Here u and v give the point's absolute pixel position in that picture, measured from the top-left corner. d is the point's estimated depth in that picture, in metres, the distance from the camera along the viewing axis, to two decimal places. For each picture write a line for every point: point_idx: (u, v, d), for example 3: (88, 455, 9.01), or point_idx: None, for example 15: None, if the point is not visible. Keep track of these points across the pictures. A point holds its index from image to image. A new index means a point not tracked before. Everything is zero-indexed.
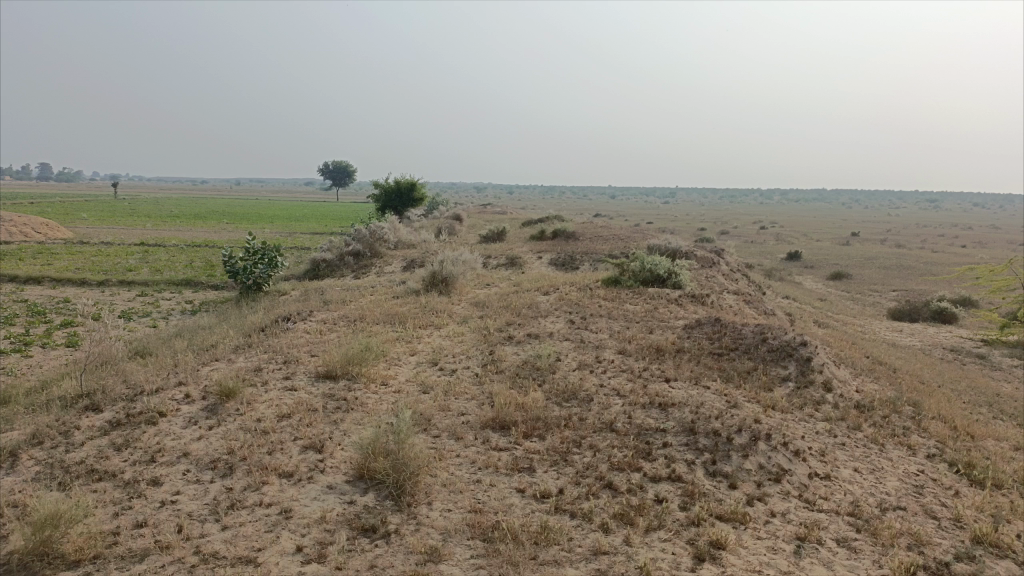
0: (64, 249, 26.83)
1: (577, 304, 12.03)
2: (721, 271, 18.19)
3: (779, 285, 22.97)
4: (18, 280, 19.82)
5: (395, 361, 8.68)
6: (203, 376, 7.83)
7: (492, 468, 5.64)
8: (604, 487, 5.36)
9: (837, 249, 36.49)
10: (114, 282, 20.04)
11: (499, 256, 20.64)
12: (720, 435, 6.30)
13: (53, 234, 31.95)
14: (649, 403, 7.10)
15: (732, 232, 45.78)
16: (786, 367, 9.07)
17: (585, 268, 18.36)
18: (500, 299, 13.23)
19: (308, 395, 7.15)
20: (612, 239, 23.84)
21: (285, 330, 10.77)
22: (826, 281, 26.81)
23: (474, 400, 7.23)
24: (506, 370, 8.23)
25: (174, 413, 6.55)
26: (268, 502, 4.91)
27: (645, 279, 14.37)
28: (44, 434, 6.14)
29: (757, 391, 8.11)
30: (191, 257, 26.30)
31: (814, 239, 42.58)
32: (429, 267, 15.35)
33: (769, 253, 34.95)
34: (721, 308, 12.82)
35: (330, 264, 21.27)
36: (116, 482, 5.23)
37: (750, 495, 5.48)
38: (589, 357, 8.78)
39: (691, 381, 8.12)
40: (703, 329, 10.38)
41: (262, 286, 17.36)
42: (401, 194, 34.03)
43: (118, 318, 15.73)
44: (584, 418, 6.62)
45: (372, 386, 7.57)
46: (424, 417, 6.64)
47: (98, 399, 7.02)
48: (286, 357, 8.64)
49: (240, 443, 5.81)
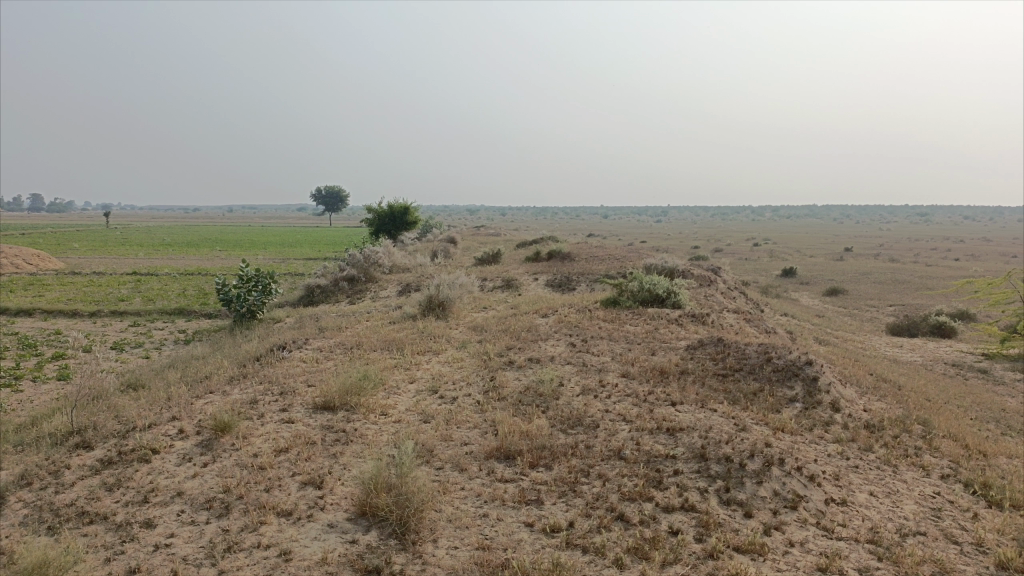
0: (56, 280, 26.61)
1: (577, 326, 11.88)
2: (719, 289, 18.09)
3: (777, 302, 22.88)
4: (8, 313, 19.56)
5: (394, 389, 8.49)
6: (197, 410, 7.63)
7: (498, 501, 5.44)
8: (616, 519, 5.17)
9: (832, 265, 36.47)
10: (106, 313, 19.81)
11: (495, 278, 20.50)
12: (731, 461, 6.12)
13: (44, 264, 31.69)
14: (656, 428, 6.92)
15: (726, 250, 45.80)
16: (792, 387, 8.91)
17: (582, 288, 18.24)
18: (498, 323, 13.06)
19: (306, 427, 6.95)
20: (608, 259, 23.71)
21: (281, 359, 10.56)
22: (823, 297, 26.74)
23: (477, 428, 7.04)
24: (508, 396, 8.04)
25: (167, 449, 6.33)
26: (267, 543, 4.70)
27: (644, 299, 14.24)
28: (32, 474, 5.90)
29: (765, 413, 7.94)
30: (185, 285, 26.06)
31: (808, 255, 42.62)
32: (426, 292, 15.19)
33: (764, 269, 34.90)
34: (722, 327, 12.67)
35: (325, 289, 21.10)
36: (107, 525, 5.00)
37: (767, 524, 5.30)
38: (592, 381, 8.61)
39: (697, 404, 7.95)
40: (706, 350, 10.23)
41: (256, 314, 17.16)
42: (395, 218, 33.93)
43: (110, 349, 15.50)
44: (591, 446, 6.44)
45: (372, 416, 7.37)
46: (426, 448, 6.44)
47: (90, 436, 6.80)
48: (282, 388, 8.44)
49: (236, 480, 5.60)
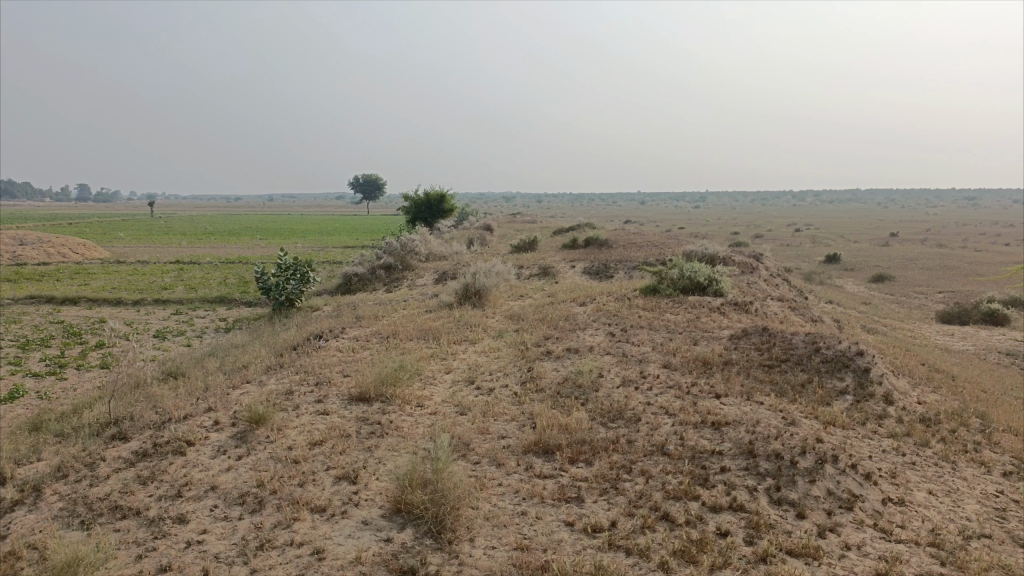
0: (102, 269, 27.11)
1: (616, 315, 11.61)
2: (761, 276, 17.63)
3: (820, 289, 22.29)
4: (55, 301, 19.92)
5: (430, 380, 8.35)
6: (233, 400, 7.57)
7: (537, 498, 5.25)
8: (661, 519, 4.95)
9: (878, 250, 35.41)
10: (149, 301, 20.08)
11: (531, 266, 20.27)
12: (781, 458, 5.84)
13: (90, 254, 32.30)
14: (701, 422, 6.66)
15: (766, 235, 44.86)
16: (842, 379, 8.55)
17: (620, 276, 17.93)
18: (535, 312, 12.85)
19: (341, 419, 6.84)
20: (646, 246, 23.32)
21: (317, 348, 10.50)
22: (869, 283, 25.98)
23: (514, 421, 6.85)
24: (546, 388, 7.84)
25: (202, 441, 6.27)
26: (300, 541, 4.58)
27: (685, 287, 13.89)
28: (68, 466, 5.89)
29: (814, 406, 7.61)
30: (226, 274, 26.33)
31: (852, 240, 41.54)
32: (462, 280, 15.04)
33: (806, 255, 34.09)
34: (765, 315, 12.28)
35: (362, 277, 21.11)
36: (140, 520, 4.93)
37: (821, 525, 5.02)
38: (633, 372, 8.36)
39: (743, 397, 7.65)
40: (751, 340, 9.89)
41: (294, 302, 17.19)
42: (431, 206, 33.86)
43: (152, 338, 15.67)
44: (632, 441, 6.20)
45: (407, 408, 7.24)
46: (463, 442, 6.28)
47: (126, 427, 6.78)
48: (318, 378, 8.36)
49: (270, 474, 5.50)
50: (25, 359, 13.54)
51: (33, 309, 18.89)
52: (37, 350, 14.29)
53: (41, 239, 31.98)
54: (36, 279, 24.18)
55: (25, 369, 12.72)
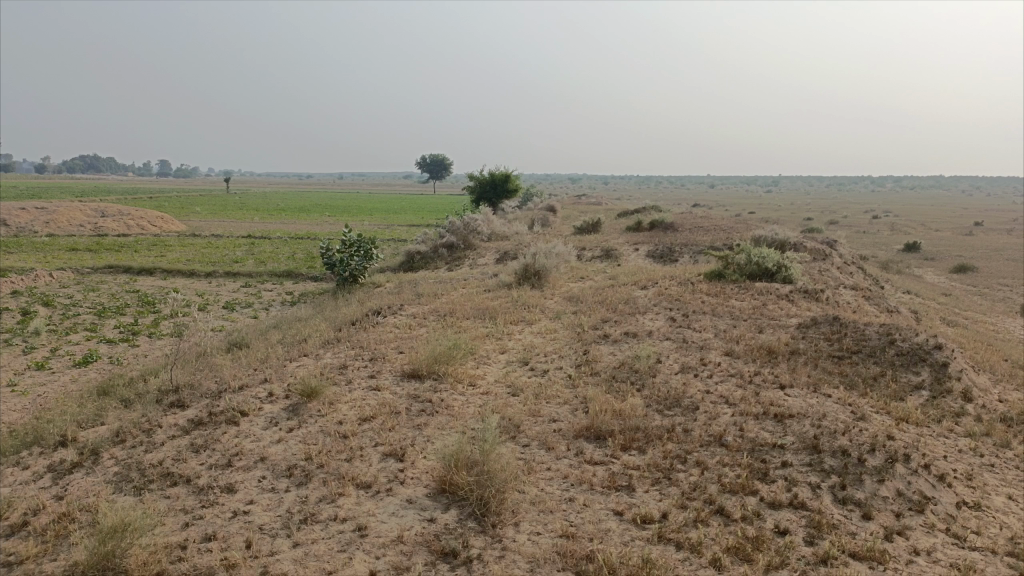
0: (177, 241, 28.02)
1: (678, 300, 11.27)
2: (834, 263, 16.91)
3: (898, 279, 21.30)
4: (131, 271, 20.66)
5: (484, 359, 8.25)
6: (289, 372, 7.64)
7: (586, 485, 5.08)
8: (715, 513, 4.72)
9: (961, 240, 33.64)
10: (220, 273, 20.64)
11: (594, 247, 19.95)
12: (849, 455, 5.51)
13: (167, 226, 33.45)
14: (763, 413, 6.37)
15: (841, 221, 43.18)
16: (918, 374, 8.06)
17: (684, 259, 17.50)
18: (595, 294, 12.60)
19: (392, 396, 6.80)
20: (713, 230, 22.69)
21: (375, 324, 10.53)
22: (949, 274, 24.67)
23: (568, 405, 6.69)
24: (602, 372, 7.64)
25: (255, 412, 6.33)
26: (343, 517, 4.54)
27: (752, 273, 13.41)
28: (126, 432, 6.06)
29: (886, 402, 7.20)
30: (294, 249, 26.89)
31: (934, 228, 39.61)
32: (522, 260, 14.91)
33: (882, 243, 32.63)
34: (837, 305, 11.72)
35: (425, 255, 21.21)
36: (190, 488, 5.01)
37: (889, 528, 4.71)
38: (692, 359, 8.07)
39: (809, 389, 7.30)
40: (820, 329, 9.45)
41: (358, 278, 17.35)
42: (496, 186, 33.76)
43: (221, 309, 16.07)
44: (689, 430, 5.96)
45: (459, 387, 7.16)
46: (513, 423, 6.16)
47: (185, 395, 6.93)
48: (373, 353, 8.37)
49: (318, 448, 5.49)
50: (100, 325, 14.06)
51: (111, 278, 19.64)
52: (112, 317, 14.82)
53: (122, 211, 33.26)
54: (115, 250, 25.18)
55: (100, 335, 13.21)
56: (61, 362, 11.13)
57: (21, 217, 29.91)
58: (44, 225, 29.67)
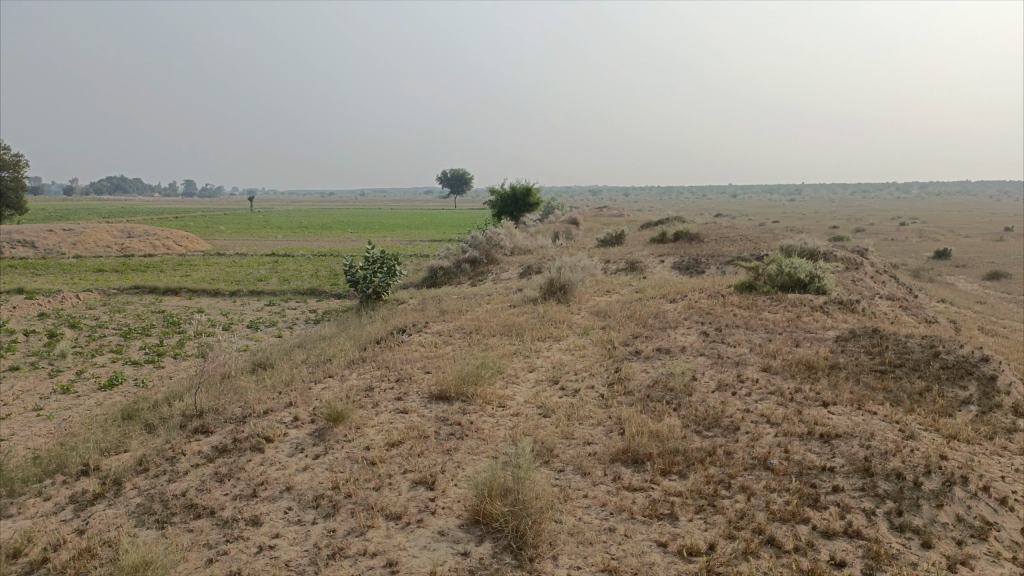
0: (202, 260, 28.18)
1: (709, 313, 10.99)
2: (866, 272, 16.51)
3: (931, 287, 20.80)
4: (157, 292, 20.75)
5: (513, 378, 8.04)
6: (314, 395, 7.47)
7: (626, 514, 4.83)
8: (765, 543, 4.45)
9: (992, 246, 32.89)
10: (245, 292, 20.64)
11: (619, 260, 19.70)
12: (903, 479, 5.20)
13: (192, 246, 33.69)
14: (808, 433, 6.07)
15: (868, 229, 42.48)
16: (965, 388, 7.70)
17: (711, 271, 17.19)
18: (623, 308, 12.34)
19: (420, 419, 6.60)
20: (739, 240, 22.33)
21: (400, 343, 10.35)
22: (983, 281, 24.08)
23: (602, 426, 6.44)
24: (635, 390, 7.38)
25: (281, 437, 6.16)
26: (373, 551, 4.33)
27: (783, 284, 13.08)
28: (150, 461, 5.94)
29: (934, 418, 6.86)
30: (317, 266, 26.90)
31: (963, 235, 38.80)
32: (547, 275, 14.71)
33: (912, 251, 31.99)
34: (873, 316, 11.36)
35: (447, 271, 21.08)
36: (215, 520, 4.85)
37: (953, 558, 4.39)
38: (729, 376, 7.78)
39: (853, 406, 6.99)
40: (859, 342, 9.11)
41: (381, 295, 17.23)
42: (517, 200, 33.66)
43: (245, 328, 16.03)
44: (731, 452, 5.69)
45: (488, 408, 6.95)
46: (546, 447, 5.93)
47: (209, 421, 6.79)
48: (399, 374, 8.19)
49: (346, 476, 5.29)
50: (126, 347, 14.04)
51: (137, 298, 19.73)
52: (137, 339, 14.81)
53: (148, 232, 33.58)
54: (142, 270, 25.38)
55: (125, 357, 13.18)
56: (87, 385, 11.08)
57: (50, 238, 30.28)
58: (72, 247, 30.01)
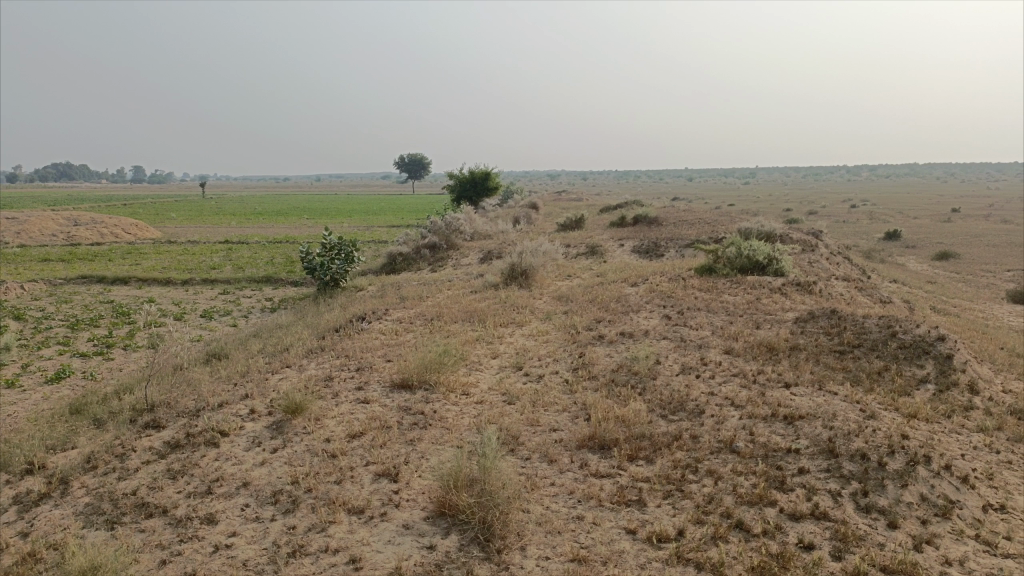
0: (153, 249, 27.37)
1: (671, 297, 11.00)
2: (822, 254, 16.75)
3: (883, 268, 21.24)
4: (106, 281, 20.07)
5: (476, 365, 7.92)
6: (271, 387, 7.24)
7: (594, 501, 4.76)
8: (733, 528, 4.42)
9: (941, 227, 33.74)
10: (198, 281, 20.10)
11: (579, 244, 19.68)
12: (867, 459, 5.24)
13: (142, 234, 32.73)
14: (772, 415, 6.08)
15: (821, 211, 43.24)
16: (922, 367, 7.82)
17: (671, 254, 17.27)
18: (585, 293, 12.29)
19: (381, 409, 6.44)
20: (697, 223, 22.45)
21: (360, 331, 10.13)
22: (931, 262, 24.67)
23: (567, 412, 6.37)
24: (599, 375, 7.32)
25: (236, 431, 5.95)
26: (335, 547, 4.19)
27: (742, 266, 13.18)
28: (99, 458, 5.68)
29: (894, 398, 6.94)
30: (273, 253, 26.34)
31: (912, 216, 39.78)
32: (508, 260, 14.58)
33: (863, 232, 32.65)
34: (831, 297, 11.49)
35: (407, 257, 20.82)
36: (167, 520, 4.65)
37: (917, 538, 4.42)
38: (693, 359, 7.78)
39: (815, 386, 7.04)
40: (818, 323, 9.21)
41: (339, 282, 16.92)
42: (476, 184, 33.38)
43: (199, 317, 15.58)
44: (698, 436, 5.66)
45: (452, 396, 6.82)
46: (511, 434, 5.83)
47: (162, 415, 6.53)
48: (360, 362, 8.01)
49: (305, 470, 5.12)
50: (74, 338, 13.54)
51: (85, 288, 19.05)
52: (85, 330, 14.29)
53: (95, 220, 32.51)
54: (89, 259, 24.54)
55: (73, 349, 12.70)
56: (32, 379, 10.63)
57: None
58: (15, 236, 28.91)
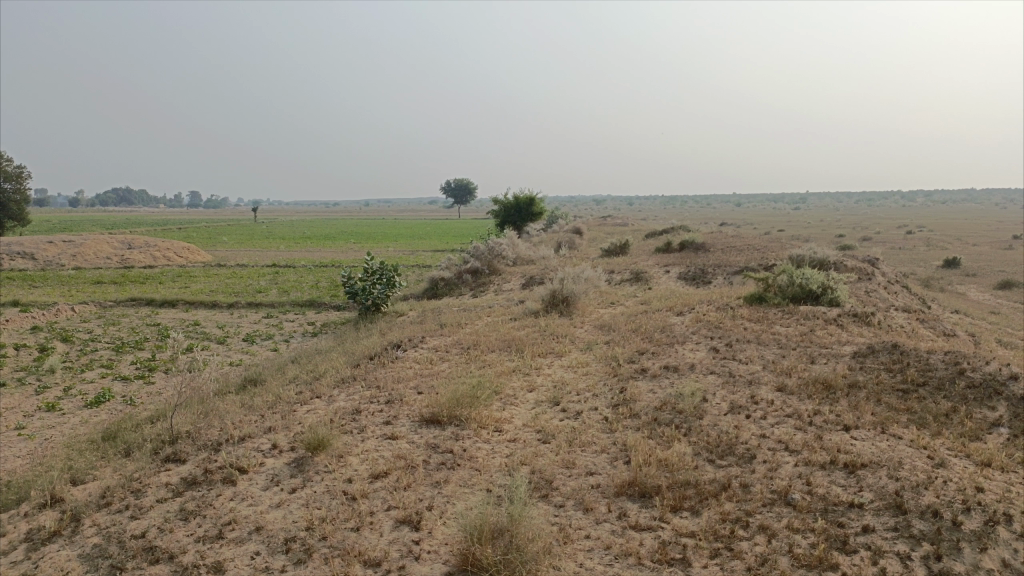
0: (202, 272, 27.74)
1: (719, 327, 10.48)
2: (878, 282, 16.00)
3: (944, 297, 20.29)
4: (154, 304, 20.30)
5: (511, 400, 7.54)
6: (297, 419, 6.96)
7: (632, 559, 4.33)
8: None
9: (1001, 254, 32.35)
10: (243, 305, 20.18)
11: (623, 270, 19.25)
12: (940, 517, 4.67)
13: (193, 257, 33.28)
14: (831, 462, 5.56)
15: (874, 238, 41.94)
16: (994, 409, 7.14)
17: (718, 282, 16.73)
18: (628, 322, 11.83)
19: (409, 446, 6.10)
20: (745, 250, 21.80)
21: (394, 360, 9.85)
22: (995, 290, 23.52)
23: (605, 454, 5.94)
24: (642, 413, 6.87)
25: (255, 468, 5.68)
26: None
27: (794, 296, 12.58)
28: (114, 493, 5.45)
29: (965, 443, 6.32)
30: (318, 277, 26.45)
31: (971, 243, 38.31)
32: (550, 287, 14.22)
33: (920, 260, 31.45)
34: (889, 329, 10.83)
35: (448, 281, 20.60)
36: (173, 567, 4.37)
37: None
38: (742, 397, 7.26)
39: (877, 430, 6.47)
40: (878, 358, 8.58)
41: (381, 307, 16.73)
42: (520, 209, 33.25)
43: (241, 341, 15.56)
44: (748, 486, 5.18)
45: (484, 433, 6.45)
46: (544, 478, 5.42)
47: (184, 448, 6.29)
48: (391, 394, 7.70)
49: (322, 515, 4.80)
50: (117, 362, 13.58)
51: (133, 311, 19.27)
52: (129, 353, 14.32)
53: (148, 243, 33.17)
54: (141, 281, 24.94)
55: (116, 372, 12.69)
56: (72, 402, 10.58)
57: (49, 250, 29.89)
58: (72, 258, 29.64)
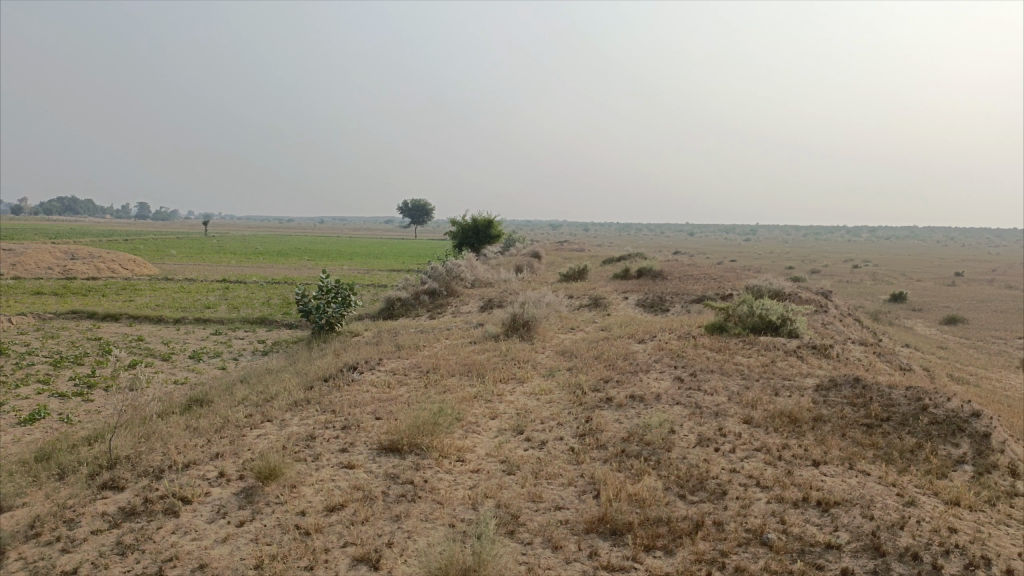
0: (148, 285, 26.80)
1: (682, 356, 10.39)
2: (832, 314, 16.21)
3: (893, 331, 20.67)
4: (96, 317, 19.46)
5: (473, 427, 7.26)
6: (247, 445, 6.56)
7: None
8: None
9: (944, 290, 33.34)
10: (190, 320, 19.48)
11: (582, 296, 19.15)
12: (919, 561, 4.55)
13: (140, 270, 32.21)
14: (804, 499, 5.43)
15: (824, 271, 42.89)
16: (957, 446, 7.12)
17: (676, 310, 16.75)
18: (590, 348, 11.68)
19: (367, 476, 5.78)
20: (703, 279, 21.94)
21: (351, 382, 9.48)
22: (940, 326, 24.12)
23: (572, 487, 5.71)
24: (609, 444, 6.67)
25: (200, 499, 5.30)
26: None
27: (754, 326, 12.59)
28: (43, 522, 5.00)
29: (932, 480, 6.26)
30: (270, 294, 25.78)
31: (915, 278, 39.43)
32: (510, 310, 14.00)
33: (868, 293, 32.22)
34: (848, 362, 10.89)
35: (405, 302, 20.24)
36: None
37: None
38: (710, 429, 7.11)
39: (845, 466, 6.37)
40: (841, 392, 8.55)
41: (335, 326, 16.28)
42: (478, 231, 33.08)
43: (187, 358, 14.94)
44: (722, 524, 5.01)
45: (446, 463, 6.16)
46: (511, 513, 5.17)
47: (124, 474, 5.86)
48: (347, 420, 7.36)
49: (274, 552, 4.46)
50: (54, 377, 12.87)
51: (73, 324, 18.44)
52: (67, 369, 13.59)
53: (93, 254, 31.99)
54: (83, 293, 23.95)
55: (52, 388, 11.98)
56: (3, 419, 9.93)
57: None
58: (10, 267, 28.38)
